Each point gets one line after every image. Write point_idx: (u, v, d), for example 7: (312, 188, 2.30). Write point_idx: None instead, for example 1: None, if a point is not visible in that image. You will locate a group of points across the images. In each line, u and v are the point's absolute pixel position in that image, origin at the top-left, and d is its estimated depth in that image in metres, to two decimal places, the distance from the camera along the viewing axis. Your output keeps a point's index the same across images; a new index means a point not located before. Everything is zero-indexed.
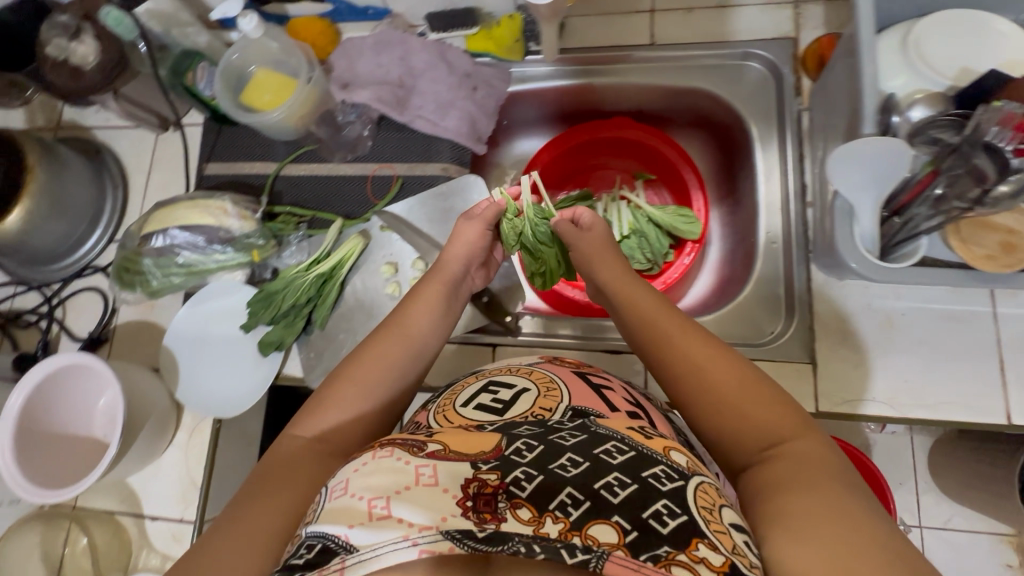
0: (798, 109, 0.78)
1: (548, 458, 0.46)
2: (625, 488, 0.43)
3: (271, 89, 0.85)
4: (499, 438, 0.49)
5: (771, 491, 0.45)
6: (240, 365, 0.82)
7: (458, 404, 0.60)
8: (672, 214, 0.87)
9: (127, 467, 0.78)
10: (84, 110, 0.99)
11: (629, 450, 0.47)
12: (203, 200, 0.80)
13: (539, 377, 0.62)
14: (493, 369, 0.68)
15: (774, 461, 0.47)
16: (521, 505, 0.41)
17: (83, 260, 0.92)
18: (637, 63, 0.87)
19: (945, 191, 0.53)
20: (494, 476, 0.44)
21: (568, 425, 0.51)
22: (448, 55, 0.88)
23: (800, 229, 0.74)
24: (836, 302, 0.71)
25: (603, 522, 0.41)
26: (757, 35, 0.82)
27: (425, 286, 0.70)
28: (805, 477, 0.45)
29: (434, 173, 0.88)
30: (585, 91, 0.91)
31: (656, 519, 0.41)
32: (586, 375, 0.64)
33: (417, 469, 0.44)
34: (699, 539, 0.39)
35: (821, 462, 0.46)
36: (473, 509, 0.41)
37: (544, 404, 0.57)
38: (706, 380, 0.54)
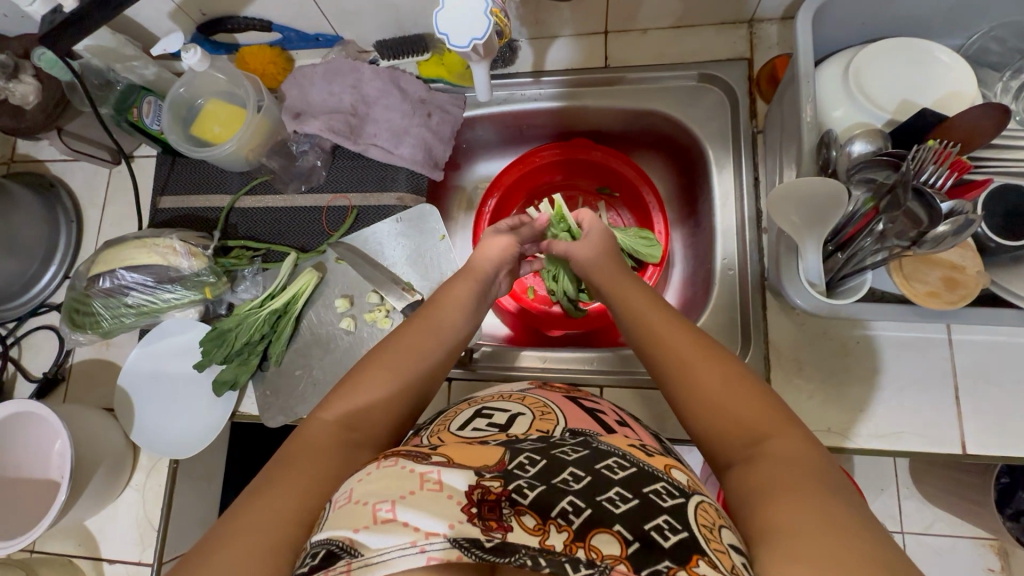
0: (752, 132, 0.77)
1: (550, 473, 0.44)
2: (627, 502, 0.42)
3: (221, 121, 0.83)
4: (502, 451, 0.47)
5: (759, 497, 0.43)
6: (197, 402, 0.81)
7: (454, 427, 0.56)
8: (634, 235, 0.86)
9: (83, 512, 0.77)
10: (37, 144, 0.97)
11: (631, 466, 0.46)
12: (152, 239, 0.78)
13: (534, 402, 0.59)
14: (484, 396, 0.65)
15: (758, 460, 0.45)
16: (525, 513, 0.41)
17: (38, 298, 0.90)
18: (612, 85, 0.84)
19: (887, 228, 0.53)
20: (497, 483, 0.43)
21: (570, 440, 0.49)
22: (401, 81, 0.87)
23: (756, 256, 0.73)
24: (792, 330, 0.70)
25: (604, 532, 0.40)
26: (710, 57, 0.81)
27: (456, 282, 0.68)
28: (790, 479, 0.42)
29: (389, 202, 0.87)
30: (562, 113, 0.88)
31: (658, 532, 0.40)
32: (578, 401, 0.62)
33: (422, 475, 0.42)
34: (699, 556, 0.38)
35: (806, 462, 0.44)
36: (478, 515, 0.40)
37: (541, 426, 0.54)
38: (694, 378, 0.52)
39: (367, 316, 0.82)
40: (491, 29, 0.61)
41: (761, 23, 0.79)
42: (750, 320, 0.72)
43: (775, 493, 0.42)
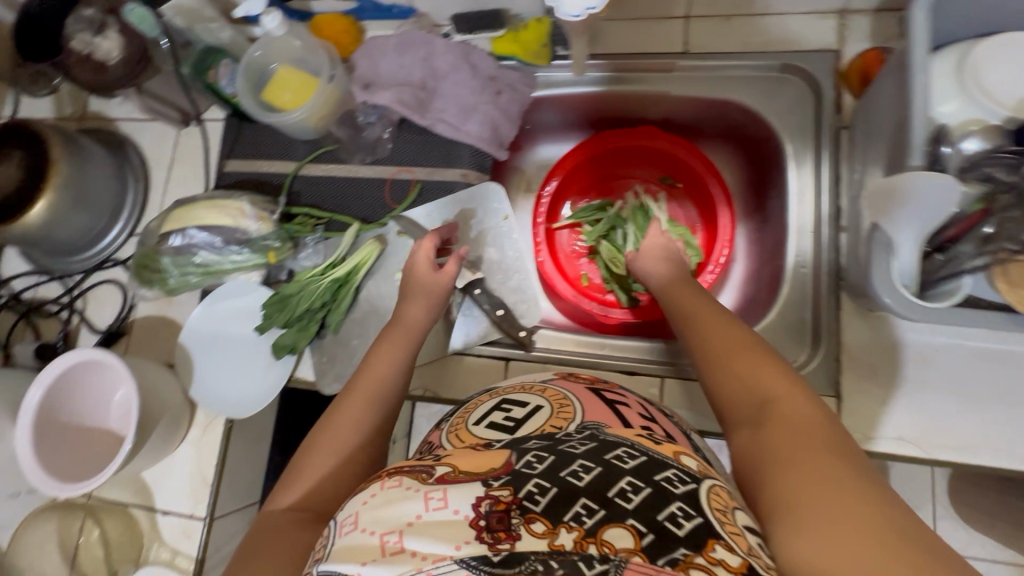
0: (837, 126, 0.74)
1: (557, 468, 0.44)
2: (639, 493, 0.41)
3: (293, 89, 0.84)
4: (508, 454, 0.46)
5: (767, 459, 0.43)
6: (254, 365, 0.82)
7: (470, 422, 0.59)
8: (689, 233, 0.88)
9: (142, 462, 0.79)
10: (108, 102, 0.99)
11: (640, 455, 0.45)
12: (222, 200, 0.80)
13: (552, 394, 0.61)
14: (506, 387, 0.66)
15: (768, 422, 0.46)
16: (535, 520, 0.40)
17: (104, 253, 0.93)
18: (668, 71, 0.83)
19: (995, 231, 0.52)
20: (505, 492, 0.42)
21: (576, 435, 0.49)
22: (473, 56, 0.86)
23: (832, 255, 0.71)
24: (865, 335, 0.68)
25: (618, 527, 0.39)
26: (796, 46, 0.78)
27: (387, 332, 0.70)
28: (799, 443, 0.43)
29: (453, 178, 0.86)
30: (605, 98, 0.88)
31: (671, 521, 0.39)
32: (600, 391, 0.61)
33: (425, 495, 0.42)
34: (716, 540, 0.38)
35: (818, 428, 0.44)
36: (487, 528, 0.39)
37: (556, 422, 0.55)
38: (716, 353, 0.54)
39: None
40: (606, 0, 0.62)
41: (852, 13, 0.76)
42: (821, 322, 0.71)
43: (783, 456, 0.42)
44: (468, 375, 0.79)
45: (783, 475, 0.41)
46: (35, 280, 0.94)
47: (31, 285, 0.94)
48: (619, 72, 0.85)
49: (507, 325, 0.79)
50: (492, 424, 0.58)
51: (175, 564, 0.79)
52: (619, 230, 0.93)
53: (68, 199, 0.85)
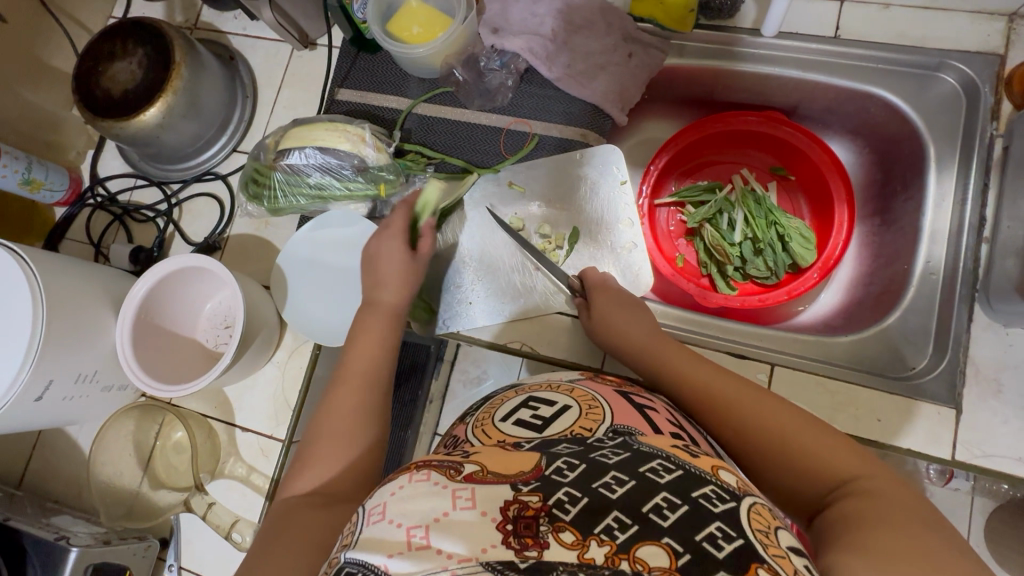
0: (992, 134, 0.71)
1: (589, 479, 0.41)
2: (675, 511, 0.38)
3: (420, 22, 0.82)
4: (537, 457, 0.44)
5: (840, 527, 0.40)
6: (350, 295, 0.82)
7: (497, 418, 0.54)
8: (795, 232, 0.86)
9: (230, 377, 0.79)
10: (222, 14, 0.98)
11: (677, 469, 0.42)
12: (343, 125, 0.78)
13: (581, 395, 0.55)
14: (533, 384, 0.61)
15: (846, 499, 0.43)
16: (564, 529, 0.37)
17: (205, 165, 0.92)
18: (789, 51, 0.80)
19: None
20: (535, 498, 0.39)
21: (608, 442, 0.46)
22: (610, 14, 0.83)
23: (970, 264, 0.69)
24: (996, 350, 0.66)
25: (652, 544, 0.36)
26: (957, 45, 0.74)
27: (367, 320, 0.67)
28: (878, 510, 0.40)
29: (571, 136, 0.84)
30: (717, 74, 0.85)
31: (711, 542, 0.36)
32: (628, 395, 0.57)
33: (454, 493, 0.39)
34: (758, 564, 0.34)
35: (901, 497, 0.41)
36: (514, 533, 0.37)
37: (584, 424, 0.50)
38: (759, 424, 0.51)
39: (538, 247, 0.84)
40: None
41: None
42: (951, 331, 0.68)
43: (863, 522, 0.39)
44: (567, 336, 0.79)
45: (864, 539, 0.37)
46: (131, 183, 0.94)
47: (127, 188, 0.93)
48: (727, 45, 0.82)
49: None
50: (518, 421, 0.53)
51: (250, 481, 0.79)
52: (726, 214, 0.90)
53: (183, 105, 0.82)
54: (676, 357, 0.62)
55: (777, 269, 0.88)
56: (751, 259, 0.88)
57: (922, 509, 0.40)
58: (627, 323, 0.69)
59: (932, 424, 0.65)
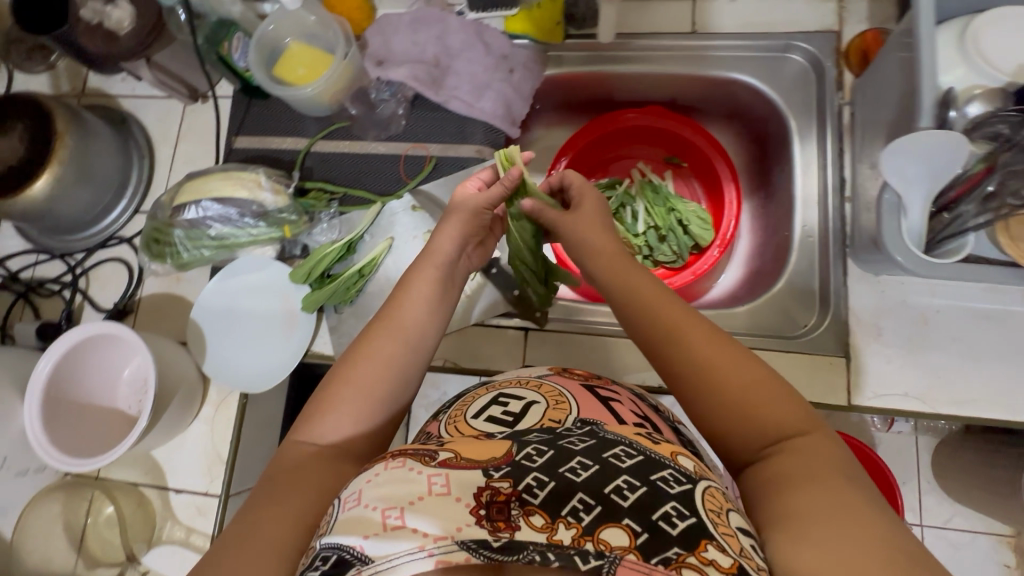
0: (838, 103, 0.78)
1: (557, 463, 0.45)
2: (635, 491, 0.43)
3: (305, 64, 0.84)
4: (509, 444, 0.48)
5: (774, 492, 0.46)
6: (270, 338, 0.82)
7: (468, 415, 0.58)
8: (693, 212, 0.91)
9: (154, 439, 0.78)
10: (110, 79, 0.97)
11: (638, 455, 0.46)
12: (237, 172, 0.79)
13: (549, 391, 0.59)
14: (503, 379, 0.65)
15: (778, 457, 0.48)
16: (534, 512, 0.41)
17: (109, 230, 0.90)
18: (672, 52, 0.86)
19: (997, 188, 0.54)
20: (506, 484, 0.44)
21: (576, 431, 0.50)
22: (486, 35, 0.88)
23: (838, 223, 0.75)
24: (873, 297, 0.72)
25: (614, 526, 0.41)
26: (799, 27, 0.82)
27: (416, 273, 0.66)
28: (808, 475, 0.45)
29: (467, 154, 0.87)
30: (600, 79, 0.91)
31: (665, 520, 0.41)
32: (595, 390, 0.60)
33: (429, 478, 0.43)
34: (707, 541, 0.40)
35: (826, 457, 0.47)
36: (487, 516, 0.41)
37: (553, 416, 0.55)
38: (715, 380, 0.52)
39: None
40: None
41: None
42: (831, 286, 0.74)
43: (795, 486, 0.45)
44: (487, 343, 0.81)
45: (794, 509, 0.43)
46: (33, 259, 0.91)
47: (31, 265, 0.91)
48: (600, 51, 0.89)
49: (525, 305, 0.81)
50: (490, 418, 0.57)
51: (190, 543, 0.78)
52: (629, 207, 0.95)
53: (73, 173, 0.82)
54: (650, 289, 0.60)
55: (682, 252, 0.92)
56: (655, 244, 0.93)
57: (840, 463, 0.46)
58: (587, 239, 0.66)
59: (826, 375, 0.70)
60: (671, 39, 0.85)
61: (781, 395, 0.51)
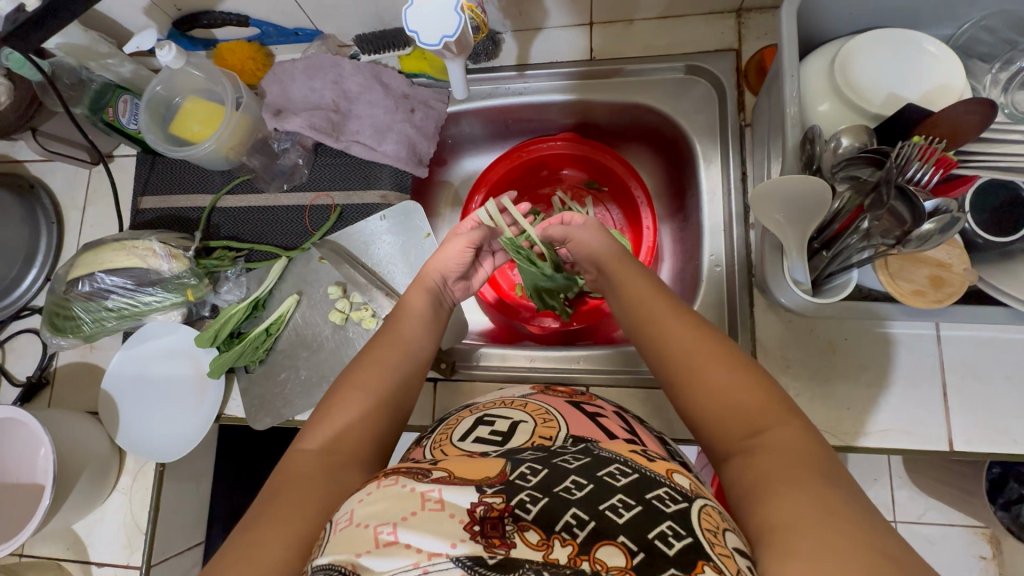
0: (740, 124, 0.76)
1: (552, 482, 0.44)
2: (630, 510, 0.42)
3: (200, 119, 0.81)
4: (503, 463, 0.47)
5: (754, 493, 0.45)
6: (181, 404, 0.80)
7: (455, 438, 0.57)
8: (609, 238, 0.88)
9: (69, 517, 0.77)
10: (15, 144, 0.95)
11: (632, 472, 0.46)
12: (130, 242, 0.77)
13: (534, 409, 0.60)
14: (486, 402, 0.65)
15: (755, 450, 0.47)
16: (528, 529, 0.40)
17: (20, 301, 0.89)
18: (634, 77, 0.82)
19: (872, 225, 0.49)
20: (499, 499, 0.42)
21: (571, 449, 0.50)
22: (383, 76, 0.85)
23: (743, 252, 0.73)
24: (779, 328, 0.70)
25: (609, 544, 0.39)
26: (698, 47, 0.79)
27: (412, 295, 0.71)
28: (783, 469, 0.44)
29: (373, 200, 0.85)
30: (508, 110, 0.88)
31: (661, 540, 0.39)
32: (581, 406, 0.63)
33: (423, 494, 0.42)
34: (705, 561, 0.37)
35: (800, 450, 0.46)
36: (481, 533, 0.39)
37: (543, 434, 0.55)
38: (692, 368, 0.55)
39: (354, 314, 0.81)
40: (463, 25, 0.59)
41: (749, 12, 0.77)
42: (737, 318, 0.72)
43: (774, 481, 0.44)
44: None
45: (772, 512, 0.42)
46: None
47: None
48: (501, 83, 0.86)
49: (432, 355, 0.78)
50: (478, 439, 0.56)
51: None
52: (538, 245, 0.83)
53: None
54: (643, 292, 0.64)
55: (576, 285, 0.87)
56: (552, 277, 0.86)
57: (816, 458, 0.45)
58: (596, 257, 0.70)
59: None
60: (635, 65, 0.81)
61: (759, 388, 0.51)
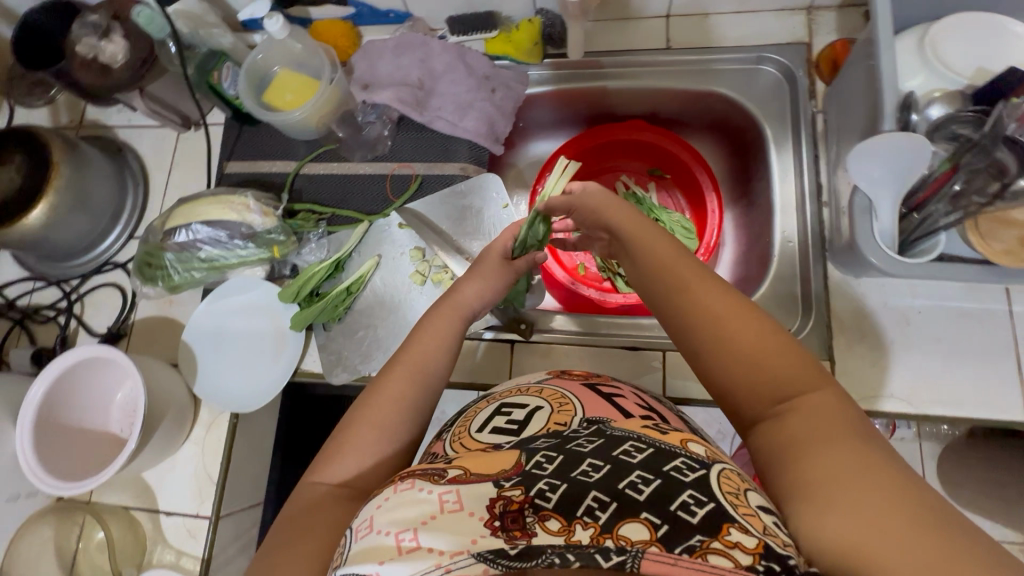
0: (812, 111, 0.80)
1: (568, 468, 0.45)
2: (649, 485, 0.42)
3: (293, 90, 0.85)
4: (518, 455, 0.47)
5: (788, 455, 0.44)
6: (260, 357, 0.82)
7: (473, 429, 0.57)
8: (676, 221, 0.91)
9: (145, 461, 0.78)
10: (106, 110, 1.00)
11: (647, 448, 0.46)
12: (226, 196, 0.81)
13: (550, 393, 0.59)
14: (502, 391, 0.64)
15: (788, 416, 0.46)
16: (550, 517, 0.40)
17: (103, 256, 0.92)
18: (708, 67, 0.87)
19: (964, 187, 0.54)
20: (518, 491, 0.42)
21: (584, 432, 0.50)
22: (468, 56, 0.89)
23: (817, 228, 0.76)
24: (853, 301, 0.72)
25: (632, 520, 0.39)
26: (771, 40, 0.84)
27: (433, 317, 0.67)
28: (817, 431, 0.43)
29: (452, 172, 0.89)
30: (584, 95, 0.93)
31: (684, 510, 0.39)
32: (597, 387, 0.61)
33: (441, 497, 0.42)
34: (729, 524, 0.37)
35: (834, 413, 0.45)
36: (502, 527, 0.39)
37: (558, 420, 0.55)
38: (720, 333, 0.51)
39: (433, 276, 0.84)
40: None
41: (819, 9, 0.83)
42: (811, 291, 0.75)
43: (809, 444, 0.43)
44: (481, 356, 0.81)
45: (808, 472, 0.41)
46: (30, 286, 0.93)
47: (27, 292, 0.93)
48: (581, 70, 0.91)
49: (510, 318, 0.81)
50: (495, 429, 0.56)
51: (180, 566, 0.78)
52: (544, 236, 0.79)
53: (69, 202, 0.84)
54: (672, 254, 0.59)
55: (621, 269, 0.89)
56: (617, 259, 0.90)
57: (852, 420, 0.44)
58: (624, 230, 0.64)
59: None
60: (709, 55, 0.86)
61: (792, 351, 0.50)
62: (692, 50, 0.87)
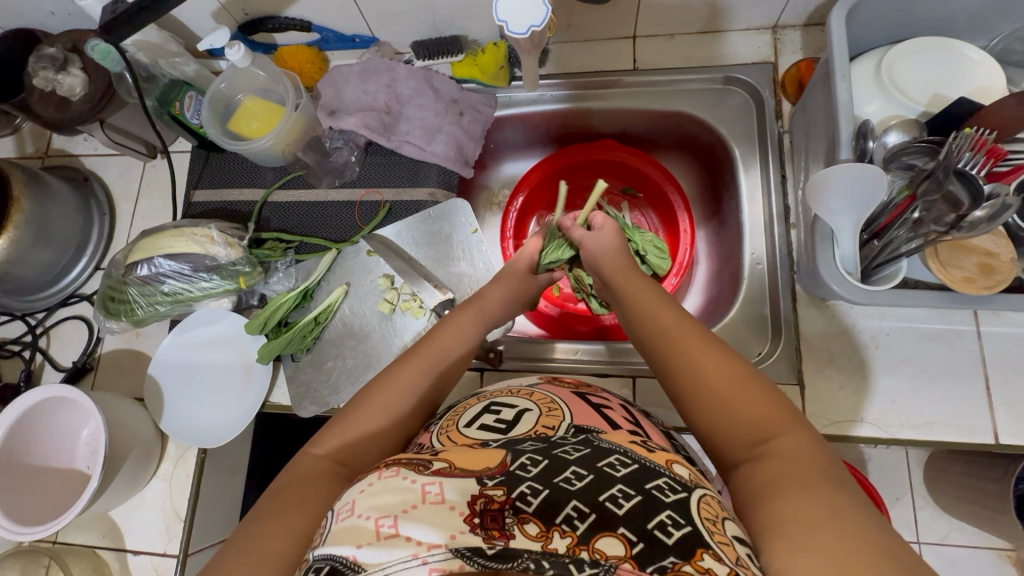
0: (778, 130, 0.80)
1: (551, 473, 0.43)
2: (630, 499, 0.41)
3: (258, 116, 0.84)
4: (503, 453, 0.46)
5: (763, 498, 0.41)
6: (225, 390, 0.81)
7: (461, 424, 0.55)
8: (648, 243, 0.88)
9: (110, 500, 0.77)
10: (72, 139, 0.99)
11: (632, 463, 0.45)
12: (190, 228, 0.80)
13: (540, 397, 0.58)
14: (494, 390, 0.63)
15: (764, 458, 0.44)
16: (528, 521, 0.39)
17: (68, 289, 0.91)
18: (675, 87, 0.87)
19: (922, 215, 0.54)
20: (499, 491, 0.41)
21: (571, 440, 0.49)
22: (434, 80, 0.89)
23: (785, 250, 0.76)
24: (823, 323, 0.72)
25: (609, 535, 0.38)
26: (737, 60, 0.84)
27: (458, 313, 0.68)
28: (791, 476, 0.41)
29: (421, 197, 0.88)
30: (553, 117, 0.93)
31: (661, 530, 0.38)
32: (586, 396, 0.59)
33: (424, 487, 0.41)
34: (703, 550, 0.37)
35: (810, 458, 0.43)
36: (481, 525, 0.38)
37: (547, 423, 0.53)
38: (697, 374, 0.51)
39: (402, 304, 0.84)
40: (550, 15, 0.64)
41: (784, 29, 0.82)
42: (780, 314, 0.74)
43: (783, 489, 0.41)
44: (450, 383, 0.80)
45: (783, 518, 0.39)
46: None
47: None
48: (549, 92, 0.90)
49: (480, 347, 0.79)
50: (483, 426, 0.54)
51: None
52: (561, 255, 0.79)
53: (32, 236, 0.83)
54: (653, 294, 0.60)
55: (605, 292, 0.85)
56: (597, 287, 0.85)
57: (829, 468, 0.42)
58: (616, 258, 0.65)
59: None
60: (676, 76, 0.86)
61: (767, 393, 0.48)
62: (659, 71, 0.86)
